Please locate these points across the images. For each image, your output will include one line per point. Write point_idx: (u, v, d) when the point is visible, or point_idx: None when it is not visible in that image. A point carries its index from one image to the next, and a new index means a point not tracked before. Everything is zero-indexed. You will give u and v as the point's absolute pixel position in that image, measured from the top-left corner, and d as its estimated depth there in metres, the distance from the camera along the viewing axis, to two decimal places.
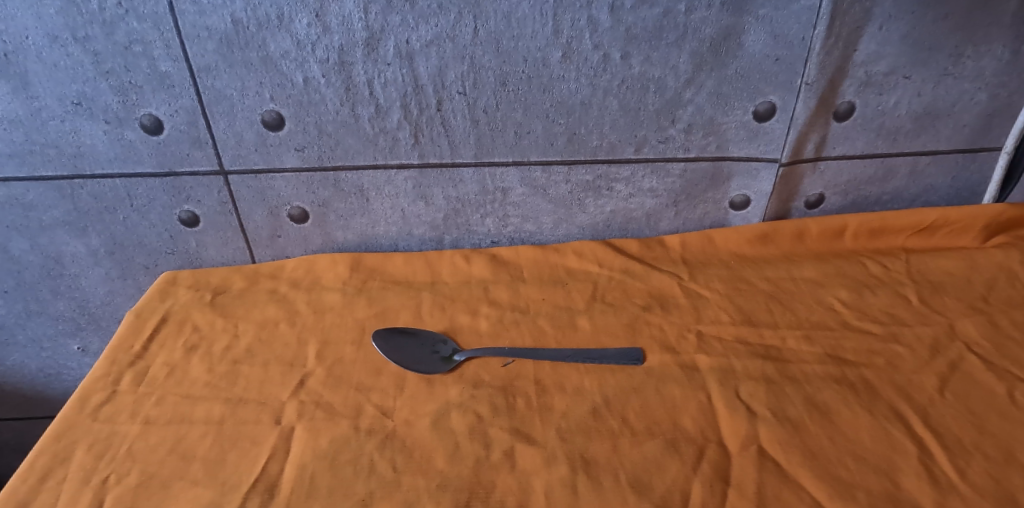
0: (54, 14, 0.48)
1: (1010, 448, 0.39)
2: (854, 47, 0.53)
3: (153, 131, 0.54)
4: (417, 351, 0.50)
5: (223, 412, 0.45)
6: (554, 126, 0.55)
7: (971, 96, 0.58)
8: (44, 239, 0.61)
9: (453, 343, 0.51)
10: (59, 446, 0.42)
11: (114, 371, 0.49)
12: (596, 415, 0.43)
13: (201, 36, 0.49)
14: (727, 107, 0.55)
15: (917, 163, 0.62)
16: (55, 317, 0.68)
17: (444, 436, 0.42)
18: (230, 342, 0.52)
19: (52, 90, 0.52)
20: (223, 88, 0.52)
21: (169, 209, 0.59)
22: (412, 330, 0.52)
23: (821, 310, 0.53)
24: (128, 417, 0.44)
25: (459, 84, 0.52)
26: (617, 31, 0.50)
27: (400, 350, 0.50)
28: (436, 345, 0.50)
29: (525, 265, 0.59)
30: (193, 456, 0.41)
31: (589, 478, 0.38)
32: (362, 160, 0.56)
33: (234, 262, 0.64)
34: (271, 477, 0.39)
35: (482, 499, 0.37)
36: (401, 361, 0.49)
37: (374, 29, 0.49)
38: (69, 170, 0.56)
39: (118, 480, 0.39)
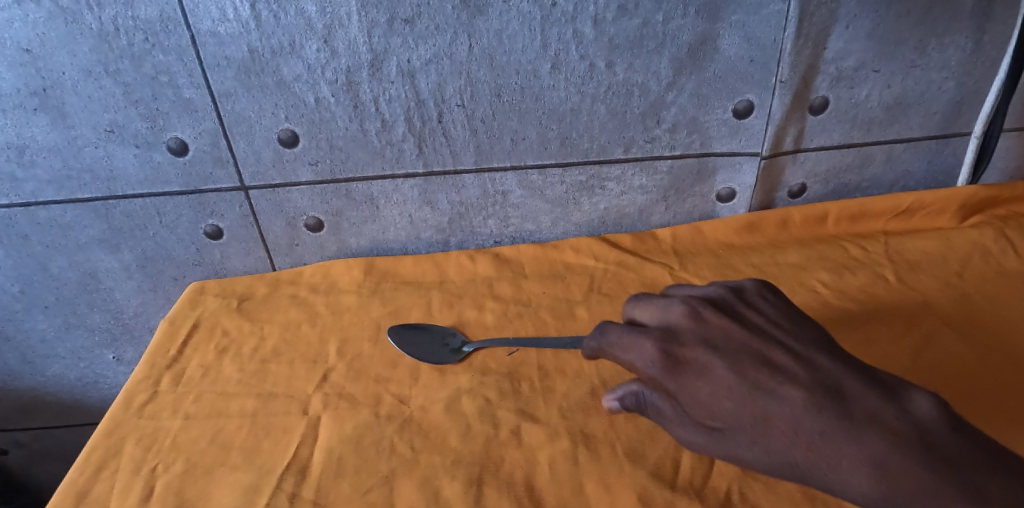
0: (87, 51, 0.53)
1: (974, 410, 0.43)
2: (824, 45, 0.57)
3: (179, 153, 0.59)
4: (430, 343, 0.54)
5: (255, 406, 0.50)
6: (547, 132, 0.59)
7: (940, 85, 0.61)
8: (81, 257, 0.66)
9: (461, 335, 0.55)
10: (111, 441, 0.47)
11: (153, 373, 0.54)
12: (594, 395, 0.47)
13: (221, 65, 0.54)
14: (708, 107, 0.59)
15: (892, 150, 0.65)
16: (92, 329, 0.73)
17: (457, 418, 0.46)
18: (258, 343, 0.56)
19: (87, 120, 0.57)
20: (241, 111, 0.56)
21: (195, 225, 0.64)
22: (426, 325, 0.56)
23: (803, 292, 0.57)
24: (169, 414, 0.50)
25: (458, 97, 0.56)
26: (600, 42, 0.54)
27: (414, 343, 0.54)
28: (447, 337, 0.54)
29: (527, 262, 0.63)
30: (231, 445, 0.46)
31: (589, 449, 0.43)
32: (371, 170, 0.61)
33: (257, 270, 0.68)
34: (303, 460, 0.44)
35: (493, 472, 0.42)
36: (414, 352, 0.53)
37: (378, 51, 0.53)
38: (104, 192, 0.61)
39: (165, 469, 0.45)
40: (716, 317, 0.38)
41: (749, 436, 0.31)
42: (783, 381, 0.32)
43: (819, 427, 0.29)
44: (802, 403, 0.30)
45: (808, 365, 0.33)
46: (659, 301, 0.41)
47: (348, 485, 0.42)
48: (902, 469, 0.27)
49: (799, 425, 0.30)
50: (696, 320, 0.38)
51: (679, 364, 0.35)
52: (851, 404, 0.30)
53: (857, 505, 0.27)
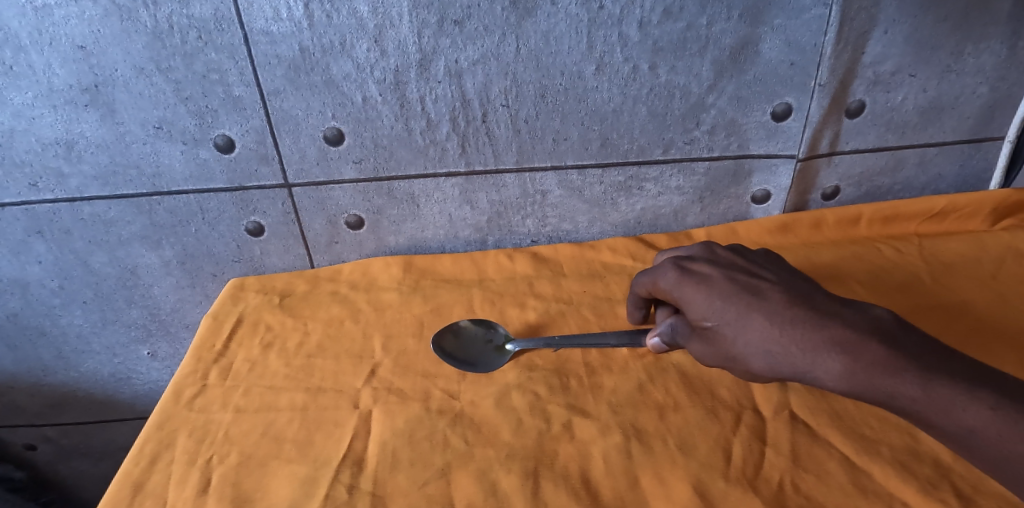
0: (141, 48, 0.54)
1: None
2: (862, 50, 0.58)
3: (225, 150, 0.60)
4: (471, 347, 0.54)
5: (305, 399, 0.50)
6: (588, 133, 0.60)
7: (973, 89, 0.62)
8: (122, 253, 0.67)
9: (502, 330, 0.56)
10: (163, 433, 0.47)
11: (200, 367, 0.54)
12: (642, 390, 0.48)
13: (271, 63, 0.55)
14: (747, 109, 0.60)
15: (925, 154, 0.66)
16: (128, 325, 0.73)
17: (508, 413, 0.47)
18: (303, 338, 0.57)
19: (136, 116, 0.58)
20: (289, 109, 0.57)
21: (237, 221, 0.65)
22: (451, 328, 0.56)
23: (840, 291, 0.57)
24: (219, 407, 0.50)
25: (503, 97, 0.57)
26: (645, 45, 0.55)
27: (457, 347, 0.54)
28: (488, 334, 0.55)
29: (565, 261, 0.64)
30: (284, 437, 0.47)
31: (641, 443, 0.43)
32: (414, 169, 0.61)
33: (295, 268, 0.69)
34: (357, 453, 0.45)
35: (548, 465, 0.42)
36: (458, 360, 0.53)
37: (426, 51, 0.54)
38: (148, 188, 0.62)
39: (219, 460, 0.45)
40: (725, 253, 0.46)
41: (734, 328, 0.39)
42: (768, 288, 0.41)
43: (789, 316, 0.37)
44: (779, 301, 0.39)
45: (786, 281, 0.42)
46: (685, 245, 0.50)
47: (405, 477, 0.42)
48: (854, 349, 0.34)
49: (776, 318, 0.38)
50: (710, 256, 0.46)
51: (696, 284, 0.42)
52: (816, 307, 0.38)
53: (826, 385, 0.35)
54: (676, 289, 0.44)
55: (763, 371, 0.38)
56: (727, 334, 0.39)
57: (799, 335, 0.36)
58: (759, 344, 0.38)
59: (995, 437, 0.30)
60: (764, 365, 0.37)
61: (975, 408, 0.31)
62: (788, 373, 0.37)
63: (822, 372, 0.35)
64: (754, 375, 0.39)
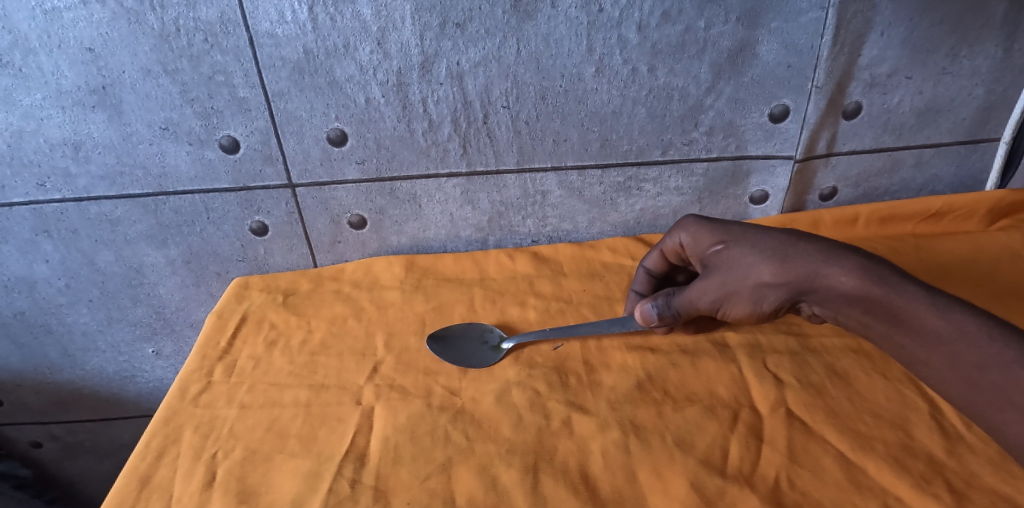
0: (148, 50, 0.55)
1: None
2: (859, 52, 0.58)
3: (230, 151, 0.61)
4: (469, 347, 0.55)
5: (309, 396, 0.51)
6: (588, 134, 0.61)
7: (969, 91, 0.63)
8: (128, 252, 0.68)
9: (498, 331, 0.56)
10: (169, 428, 0.48)
11: (205, 364, 0.55)
12: (641, 388, 0.49)
13: (276, 65, 0.56)
14: (745, 111, 0.61)
15: (922, 155, 0.67)
16: (133, 323, 0.74)
17: (508, 409, 0.47)
18: (306, 336, 0.58)
19: (143, 117, 0.59)
20: (294, 110, 0.58)
21: (241, 221, 0.66)
22: (450, 329, 0.56)
23: None
24: (224, 403, 0.51)
25: (504, 99, 0.58)
26: (644, 47, 0.56)
27: (453, 348, 0.54)
28: (484, 335, 0.56)
29: (565, 260, 0.65)
30: (288, 433, 0.47)
31: (639, 439, 0.44)
32: (416, 170, 0.62)
33: (299, 267, 0.70)
34: (360, 448, 0.45)
35: (547, 460, 0.43)
36: (456, 359, 0.53)
37: (429, 53, 0.55)
38: (154, 188, 0.63)
39: (225, 455, 0.46)
40: None
41: (747, 242, 0.44)
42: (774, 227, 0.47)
43: (799, 233, 0.42)
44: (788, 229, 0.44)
45: None
46: None
47: (407, 472, 0.43)
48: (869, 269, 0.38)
49: (786, 233, 0.43)
50: None
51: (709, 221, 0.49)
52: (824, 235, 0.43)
53: (837, 279, 0.38)
54: (697, 226, 0.48)
55: (773, 276, 0.41)
56: (744, 250, 0.44)
57: (813, 247, 0.41)
58: (775, 252, 0.42)
59: (985, 368, 0.32)
60: (777, 270, 0.41)
61: (987, 347, 0.32)
62: (798, 277, 0.40)
63: (832, 272, 0.39)
64: (764, 285, 0.42)
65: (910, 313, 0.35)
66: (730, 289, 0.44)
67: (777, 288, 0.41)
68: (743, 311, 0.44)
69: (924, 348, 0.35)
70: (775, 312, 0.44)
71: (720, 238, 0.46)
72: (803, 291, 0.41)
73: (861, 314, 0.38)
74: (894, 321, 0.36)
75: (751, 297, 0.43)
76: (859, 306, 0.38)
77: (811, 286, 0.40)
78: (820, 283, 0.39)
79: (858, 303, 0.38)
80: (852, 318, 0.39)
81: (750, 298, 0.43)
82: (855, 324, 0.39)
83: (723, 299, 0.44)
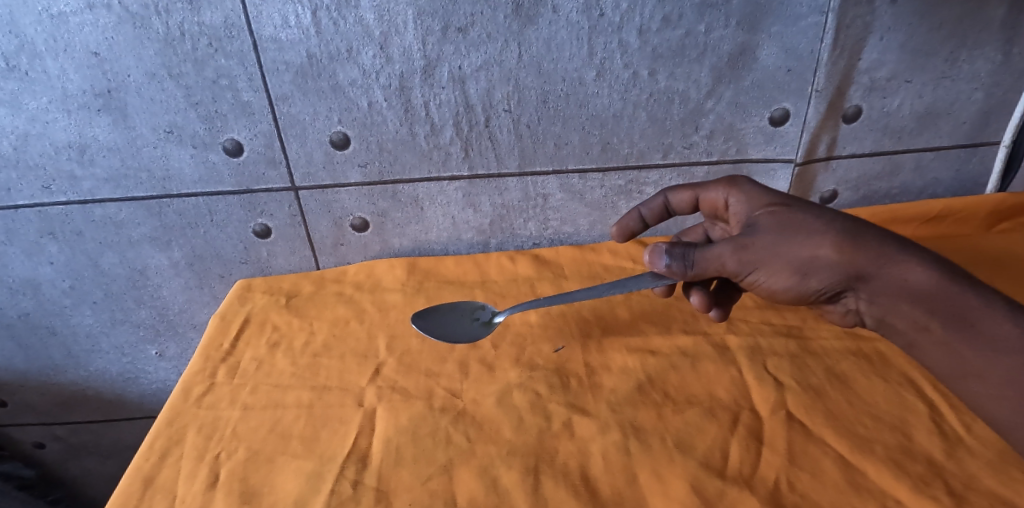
0: (152, 54, 0.55)
1: None
2: (858, 56, 0.59)
3: (234, 154, 0.61)
4: (457, 323, 0.57)
5: (311, 397, 0.51)
6: (589, 137, 0.61)
7: (969, 95, 0.63)
8: (132, 254, 0.68)
9: (490, 308, 0.58)
10: (172, 430, 0.48)
11: (209, 366, 0.55)
12: (641, 390, 0.49)
13: (279, 70, 0.56)
14: (745, 114, 0.61)
15: (922, 158, 0.67)
16: (136, 325, 0.74)
17: (509, 411, 0.48)
18: (309, 338, 0.58)
19: (148, 121, 0.59)
20: (297, 114, 0.59)
21: (245, 223, 0.66)
22: (440, 309, 0.59)
23: None
24: (227, 404, 0.51)
25: (505, 102, 0.59)
26: (644, 51, 0.56)
27: (444, 325, 0.57)
28: (476, 312, 0.58)
29: (566, 263, 0.65)
30: (290, 434, 0.48)
31: (639, 441, 0.44)
32: (418, 173, 0.63)
33: (301, 269, 0.70)
34: (362, 449, 0.46)
35: (548, 462, 0.43)
36: (445, 335, 0.56)
37: (431, 58, 0.56)
38: (158, 191, 0.63)
39: (228, 456, 0.46)
40: None
41: (816, 213, 0.41)
42: None
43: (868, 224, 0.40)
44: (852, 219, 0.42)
45: None
46: None
47: (408, 473, 0.43)
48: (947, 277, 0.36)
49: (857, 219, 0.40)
50: None
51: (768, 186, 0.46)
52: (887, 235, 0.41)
53: (911, 276, 0.37)
54: (754, 191, 0.45)
55: (836, 252, 0.39)
56: (809, 219, 0.40)
57: (881, 239, 0.39)
58: (845, 229, 0.39)
59: None
60: (841, 248, 0.38)
61: None
62: (864, 257, 0.38)
63: (903, 264, 0.37)
64: (820, 261, 0.39)
65: (975, 317, 0.34)
66: (783, 253, 0.40)
67: (835, 262, 0.39)
68: (782, 280, 0.41)
69: (986, 358, 0.33)
70: (812, 291, 0.41)
71: (781, 204, 0.43)
72: (860, 276, 0.38)
73: (922, 315, 0.36)
74: (958, 324, 0.35)
75: (801, 266, 0.40)
76: (919, 303, 0.36)
77: (874, 271, 0.38)
78: (886, 271, 0.38)
79: (923, 303, 0.36)
80: (901, 317, 0.37)
81: (796, 270, 0.40)
82: (898, 324, 0.38)
83: (769, 263, 0.41)
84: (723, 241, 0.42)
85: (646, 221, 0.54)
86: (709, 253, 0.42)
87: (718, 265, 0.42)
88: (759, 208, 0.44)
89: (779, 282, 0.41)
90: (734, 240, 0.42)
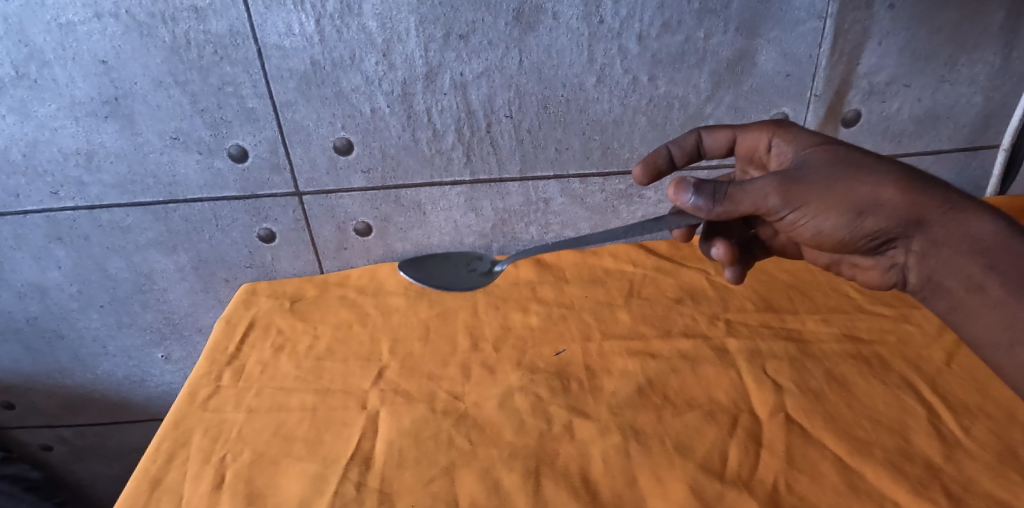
0: (159, 62, 0.56)
1: (1010, 410, 0.45)
2: (857, 61, 0.59)
3: (239, 159, 0.62)
4: (455, 271, 0.51)
5: (315, 400, 0.52)
6: (590, 142, 0.62)
7: (968, 99, 0.63)
8: (138, 258, 0.69)
9: (487, 259, 0.53)
10: (178, 432, 0.49)
11: (214, 369, 0.56)
12: (641, 393, 0.49)
13: (284, 77, 0.57)
14: (744, 119, 0.61)
15: (922, 162, 0.67)
16: (143, 328, 0.75)
17: (510, 414, 0.48)
18: (312, 341, 0.59)
19: (154, 127, 0.60)
20: (301, 120, 0.60)
21: (249, 228, 0.67)
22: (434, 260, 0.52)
23: (837, 297, 0.59)
24: (233, 407, 0.52)
25: (506, 108, 0.59)
26: (644, 57, 0.57)
27: (440, 275, 0.51)
28: (472, 262, 0.52)
29: (567, 267, 0.66)
30: (295, 436, 0.48)
31: (639, 443, 0.45)
32: (420, 178, 0.63)
33: (305, 273, 0.71)
34: (365, 452, 0.46)
35: (548, 464, 0.44)
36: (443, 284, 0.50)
37: (433, 64, 0.56)
38: (164, 196, 0.64)
39: (233, 458, 0.47)
40: None
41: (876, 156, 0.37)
42: None
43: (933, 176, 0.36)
44: None
45: None
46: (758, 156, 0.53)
47: (411, 475, 0.44)
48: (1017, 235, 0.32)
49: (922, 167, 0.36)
50: None
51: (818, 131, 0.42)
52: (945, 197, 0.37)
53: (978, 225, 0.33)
54: (804, 134, 0.42)
55: (899, 193, 0.34)
56: (870, 160, 0.36)
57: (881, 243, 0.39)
58: (907, 171, 0.35)
59: None
60: (906, 190, 0.34)
61: None
62: (930, 200, 0.34)
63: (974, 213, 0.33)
64: (880, 201, 0.35)
65: None
66: (838, 190, 0.35)
67: (897, 202, 0.34)
68: (832, 220, 0.36)
69: None
70: (862, 236, 0.36)
71: (835, 144, 0.39)
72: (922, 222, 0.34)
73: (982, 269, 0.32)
74: (1019, 286, 0.30)
75: (857, 206, 0.35)
76: (981, 258, 0.32)
77: (939, 218, 0.34)
78: (952, 219, 0.33)
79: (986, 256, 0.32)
80: (955, 276, 0.33)
81: (851, 211, 0.36)
82: (950, 286, 0.34)
83: (821, 200, 0.36)
84: (769, 174, 0.37)
85: (673, 162, 0.49)
86: (755, 184, 0.37)
87: (760, 200, 0.37)
88: (809, 149, 0.40)
89: (827, 222, 0.37)
90: (782, 174, 0.37)
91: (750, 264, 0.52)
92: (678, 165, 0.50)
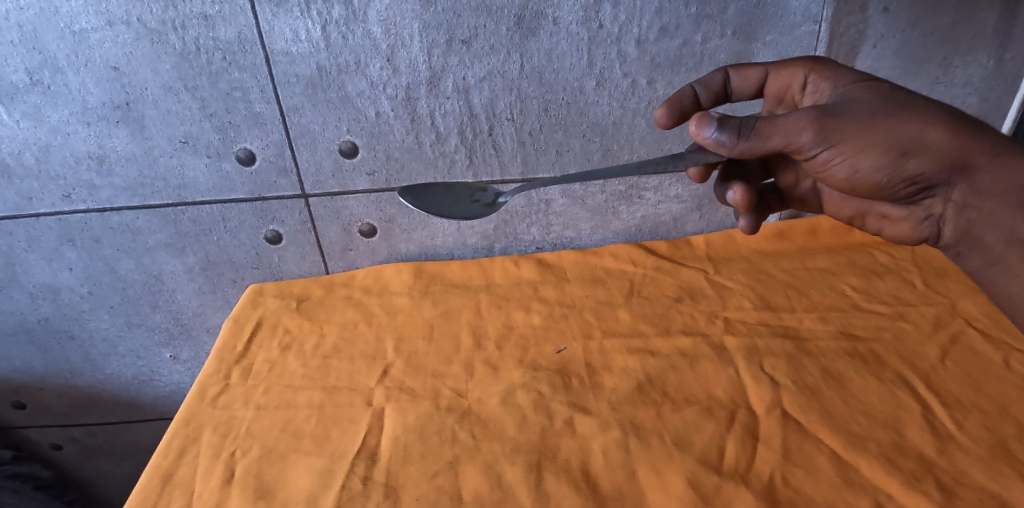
0: (169, 69, 0.58)
1: (1003, 405, 0.46)
2: (852, 63, 0.60)
3: (246, 163, 0.63)
4: (454, 201, 0.44)
5: (322, 397, 0.53)
6: (590, 144, 0.63)
7: (963, 100, 0.64)
8: (148, 260, 0.70)
9: (493, 189, 0.45)
10: (189, 429, 0.50)
11: (223, 368, 0.57)
12: (641, 390, 0.50)
13: (290, 82, 0.58)
14: None
15: None
16: (152, 329, 0.77)
17: (512, 410, 0.49)
18: (319, 340, 0.60)
19: (164, 132, 0.62)
20: (307, 124, 0.61)
21: (257, 230, 0.68)
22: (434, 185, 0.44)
23: (833, 295, 0.60)
24: (242, 404, 0.53)
25: (508, 111, 0.60)
26: (643, 61, 0.58)
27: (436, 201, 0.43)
28: (475, 193, 0.45)
29: (569, 267, 0.67)
30: (303, 433, 0.49)
31: (638, 438, 0.46)
32: (424, 181, 0.65)
33: (311, 274, 0.73)
34: (371, 447, 0.47)
35: (550, 458, 0.45)
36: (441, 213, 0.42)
37: (436, 69, 0.58)
38: (174, 199, 0.66)
39: (242, 454, 0.48)
40: None
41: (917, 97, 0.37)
42: None
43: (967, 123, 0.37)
44: None
45: None
46: None
47: (416, 469, 0.45)
48: None
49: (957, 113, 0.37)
50: None
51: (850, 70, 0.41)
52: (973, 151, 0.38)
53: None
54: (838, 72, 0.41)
55: (943, 134, 0.35)
56: (912, 99, 0.36)
57: None
58: (949, 114, 0.36)
59: None
60: (950, 131, 0.35)
61: None
62: (972, 143, 0.35)
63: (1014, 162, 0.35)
64: (925, 140, 0.35)
65: None
66: (882, 127, 0.35)
67: (943, 143, 0.35)
68: (873, 159, 0.36)
69: None
70: (902, 178, 0.37)
71: (875, 83, 0.38)
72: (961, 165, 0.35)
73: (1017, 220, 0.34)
74: None
75: (901, 144, 0.35)
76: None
77: (986, 163, 0.35)
78: (999, 165, 0.35)
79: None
80: (997, 228, 0.35)
81: (894, 150, 0.35)
82: (990, 239, 0.36)
83: (862, 138, 0.35)
84: (806, 109, 0.36)
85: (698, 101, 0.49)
86: (790, 119, 0.35)
87: (794, 135, 0.35)
88: (845, 88, 0.39)
89: (867, 161, 0.36)
90: (823, 109, 0.36)
91: (766, 214, 0.52)
92: (702, 105, 0.49)
